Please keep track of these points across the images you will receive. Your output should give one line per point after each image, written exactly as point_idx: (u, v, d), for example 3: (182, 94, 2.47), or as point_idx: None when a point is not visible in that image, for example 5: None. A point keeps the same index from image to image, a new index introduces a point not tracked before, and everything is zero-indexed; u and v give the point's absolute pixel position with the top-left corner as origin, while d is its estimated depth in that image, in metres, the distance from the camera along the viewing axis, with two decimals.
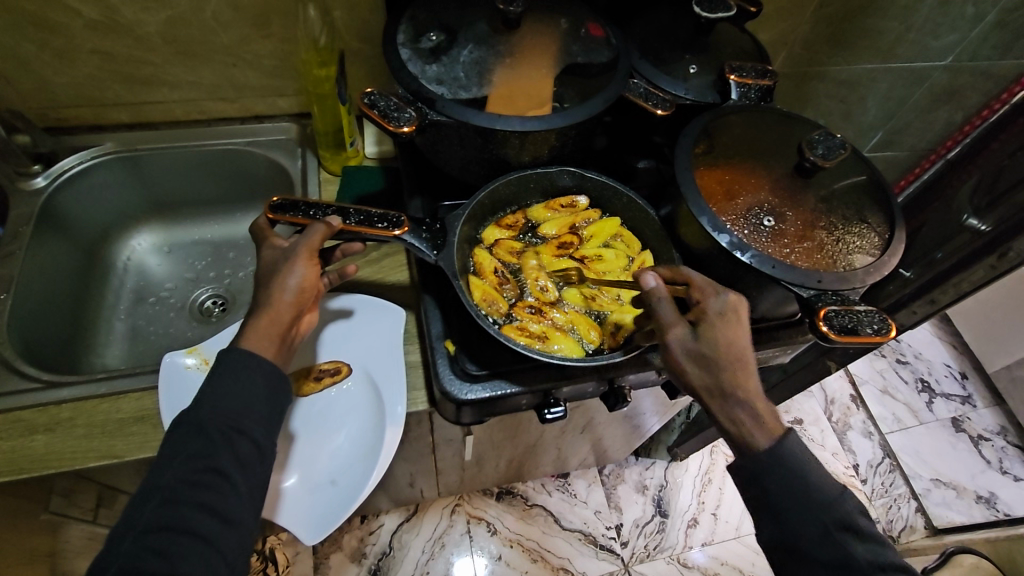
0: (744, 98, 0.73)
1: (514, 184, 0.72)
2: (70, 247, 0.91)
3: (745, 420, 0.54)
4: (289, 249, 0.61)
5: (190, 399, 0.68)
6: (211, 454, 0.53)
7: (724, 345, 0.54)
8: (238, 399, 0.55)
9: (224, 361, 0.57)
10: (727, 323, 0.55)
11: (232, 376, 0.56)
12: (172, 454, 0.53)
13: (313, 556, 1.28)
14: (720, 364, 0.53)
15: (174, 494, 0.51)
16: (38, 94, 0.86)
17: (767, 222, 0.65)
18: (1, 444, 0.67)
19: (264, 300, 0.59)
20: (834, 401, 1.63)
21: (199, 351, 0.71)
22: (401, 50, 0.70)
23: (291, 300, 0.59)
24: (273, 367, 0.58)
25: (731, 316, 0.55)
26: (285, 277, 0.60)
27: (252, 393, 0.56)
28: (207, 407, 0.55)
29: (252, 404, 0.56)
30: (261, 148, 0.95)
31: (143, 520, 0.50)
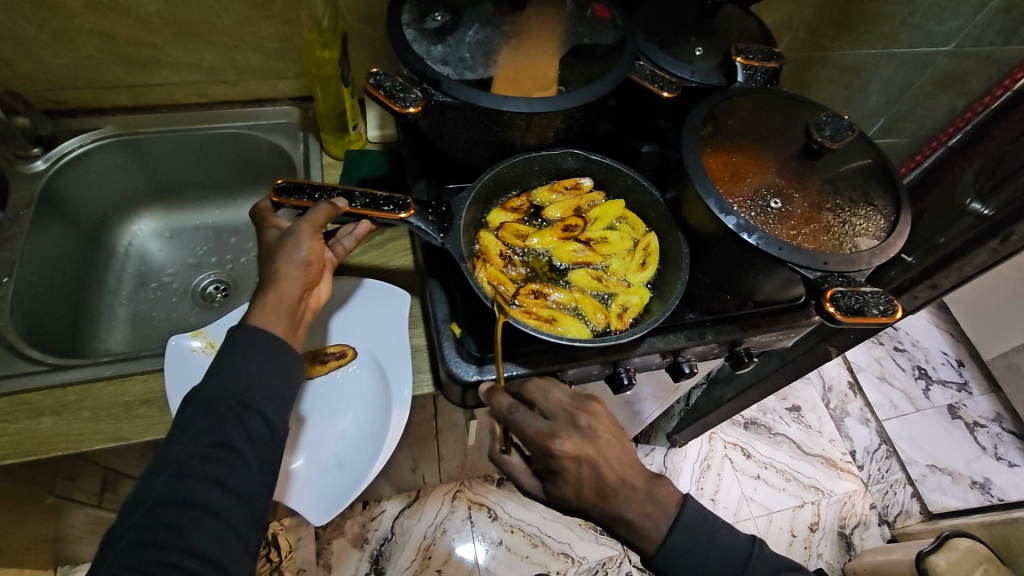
0: (750, 80, 0.73)
1: (519, 166, 0.71)
2: (71, 232, 0.90)
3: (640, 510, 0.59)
4: (292, 226, 0.61)
5: (195, 382, 0.68)
6: (221, 429, 0.53)
7: (562, 491, 0.58)
8: (250, 376, 0.55)
9: (236, 337, 0.57)
10: (560, 477, 0.58)
11: (244, 351, 0.56)
12: (179, 431, 0.53)
13: (315, 541, 1.29)
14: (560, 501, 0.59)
15: (182, 469, 0.51)
16: (36, 75, 0.85)
17: (773, 204, 0.65)
18: (7, 427, 0.66)
19: (271, 279, 0.59)
20: (832, 388, 1.64)
21: (204, 335, 0.71)
22: (405, 31, 0.69)
23: (297, 277, 0.60)
24: (281, 345, 0.58)
25: (562, 469, 0.57)
26: (291, 252, 0.60)
27: (264, 368, 0.56)
28: (218, 380, 0.55)
29: (262, 378, 0.56)
30: (263, 132, 0.94)
31: (152, 492, 0.50)
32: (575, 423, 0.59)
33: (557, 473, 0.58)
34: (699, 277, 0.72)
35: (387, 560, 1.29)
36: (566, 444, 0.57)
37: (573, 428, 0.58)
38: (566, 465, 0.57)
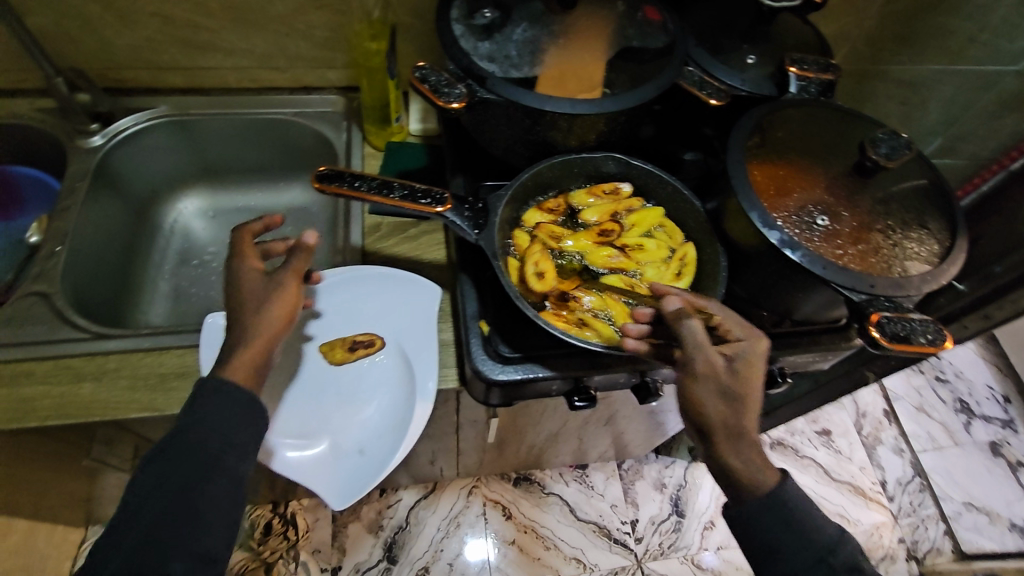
0: (804, 92, 0.71)
1: (558, 168, 0.71)
2: (121, 206, 0.93)
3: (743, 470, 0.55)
4: (273, 275, 0.63)
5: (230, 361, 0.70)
6: (196, 482, 0.55)
7: (730, 416, 0.53)
8: (217, 437, 0.57)
9: (205, 393, 0.58)
10: (729, 398, 0.53)
11: (213, 410, 0.57)
12: (156, 481, 0.55)
13: (331, 523, 1.32)
14: (715, 439, 0.54)
15: (159, 516, 0.53)
16: (99, 54, 0.88)
17: (820, 221, 0.62)
18: (51, 389, 0.69)
19: (250, 327, 0.59)
20: (865, 414, 1.58)
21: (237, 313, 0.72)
22: (454, 26, 0.69)
23: (275, 325, 0.61)
24: (257, 404, 0.59)
25: (734, 386, 0.53)
26: (268, 304, 0.61)
27: (233, 427, 0.58)
28: (187, 439, 0.56)
29: (231, 436, 0.57)
30: (308, 119, 0.96)
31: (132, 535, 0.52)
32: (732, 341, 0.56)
33: (728, 394, 0.53)
34: (737, 291, 0.70)
35: (400, 548, 1.31)
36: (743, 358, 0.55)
37: (732, 347, 0.55)
38: (738, 381, 0.53)
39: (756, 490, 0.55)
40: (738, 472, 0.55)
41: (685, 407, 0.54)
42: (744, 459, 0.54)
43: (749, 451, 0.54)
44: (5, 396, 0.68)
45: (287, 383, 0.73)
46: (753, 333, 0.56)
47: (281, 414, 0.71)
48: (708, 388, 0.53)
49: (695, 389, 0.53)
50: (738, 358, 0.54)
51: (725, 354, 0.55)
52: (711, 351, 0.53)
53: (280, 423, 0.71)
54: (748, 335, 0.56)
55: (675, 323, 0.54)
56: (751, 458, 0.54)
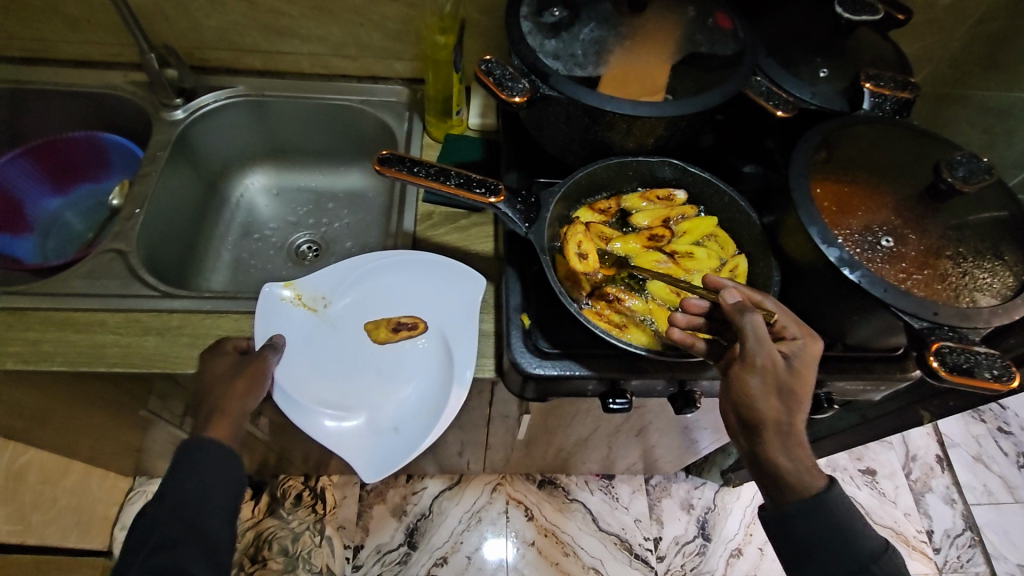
0: (878, 109, 0.68)
1: (613, 169, 0.71)
2: (195, 177, 0.99)
3: (796, 471, 0.52)
4: (242, 357, 0.69)
5: (283, 328, 0.74)
6: (182, 527, 0.61)
7: (783, 412, 0.52)
8: (194, 490, 0.63)
9: (188, 453, 0.65)
10: (783, 393, 0.52)
11: (194, 464, 0.64)
12: (146, 528, 0.61)
13: (358, 502, 1.35)
14: (764, 435, 0.52)
15: (152, 550, 0.60)
16: (189, 33, 0.94)
17: (885, 243, 0.60)
18: (118, 339, 0.74)
19: (217, 399, 0.66)
20: (915, 458, 1.49)
21: (293, 286, 0.77)
22: (522, 22, 0.70)
23: (242, 396, 0.66)
24: (231, 458, 0.66)
25: (791, 383, 0.52)
26: (235, 385, 0.67)
27: (210, 478, 0.64)
28: (173, 492, 0.63)
29: (208, 491, 0.64)
30: (373, 107, 0.99)
31: (136, 561, 0.59)
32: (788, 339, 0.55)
33: (783, 391, 0.52)
34: None
35: (421, 535, 1.33)
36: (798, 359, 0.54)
37: (787, 345, 0.54)
38: (795, 379, 0.52)
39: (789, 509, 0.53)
40: (781, 478, 0.52)
41: (736, 400, 0.53)
42: (796, 460, 0.52)
43: (801, 452, 0.52)
44: (80, 341, 0.73)
45: (330, 356, 0.75)
46: (810, 333, 0.55)
47: (322, 384, 0.73)
48: (763, 382, 0.52)
49: (751, 381, 0.52)
50: (794, 357, 0.54)
51: (782, 352, 0.54)
52: (772, 346, 0.52)
53: (320, 393, 0.72)
54: (804, 336, 0.55)
55: (736, 314, 0.54)
56: (801, 457, 0.52)
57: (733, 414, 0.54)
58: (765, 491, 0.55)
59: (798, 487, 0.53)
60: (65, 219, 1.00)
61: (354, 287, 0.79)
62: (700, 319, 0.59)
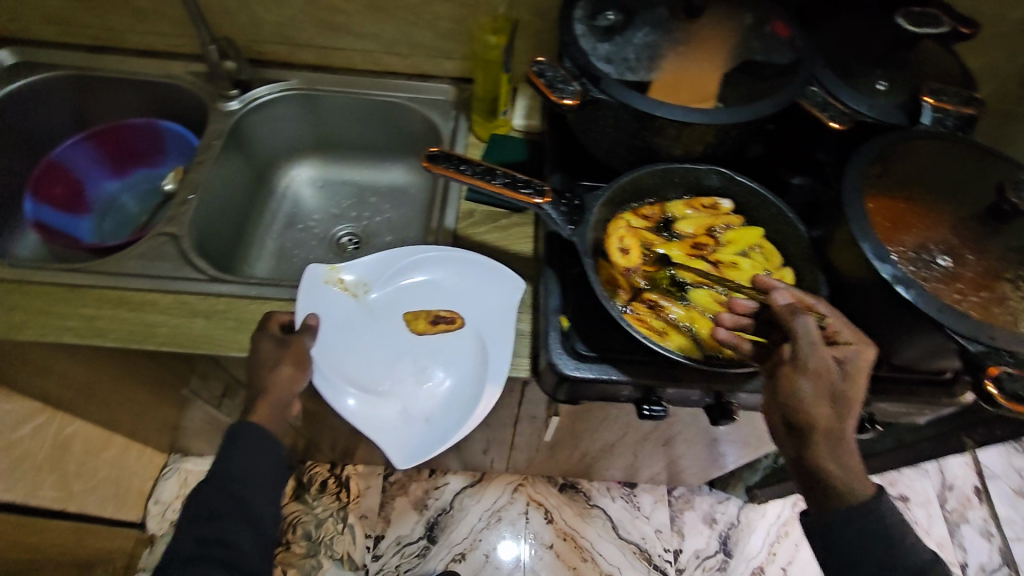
0: (938, 124, 0.67)
1: (659, 175, 0.70)
2: (244, 166, 1.02)
3: (845, 475, 0.52)
4: (282, 341, 0.69)
5: (325, 310, 0.75)
6: (232, 502, 0.66)
7: (834, 419, 0.51)
8: (239, 471, 0.67)
9: (238, 431, 0.68)
10: (835, 399, 0.51)
11: (244, 444, 0.67)
12: (201, 499, 0.66)
13: (380, 493, 1.37)
14: (814, 442, 0.51)
15: (206, 521, 0.65)
16: (248, 27, 0.98)
17: (941, 261, 0.58)
18: (168, 319, 0.77)
19: (263, 381, 0.67)
20: (952, 488, 1.44)
21: (337, 270, 0.79)
22: (576, 25, 0.70)
23: (287, 380, 0.67)
24: (276, 439, 0.69)
25: (844, 388, 0.51)
26: (278, 368, 0.67)
27: (260, 459, 0.68)
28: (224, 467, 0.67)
29: (255, 471, 0.67)
30: (419, 105, 1.01)
31: (191, 531, 0.65)
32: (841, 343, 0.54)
33: (834, 396, 0.51)
34: None
35: (441, 530, 1.34)
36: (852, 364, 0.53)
37: (841, 350, 0.53)
38: (848, 385, 0.51)
39: (834, 516, 0.53)
40: (827, 484, 0.52)
41: (784, 403, 0.52)
42: (844, 466, 0.52)
43: (851, 460, 0.52)
44: (133, 319, 0.77)
45: (368, 343, 0.77)
46: (864, 339, 0.54)
47: (359, 370, 0.75)
48: (815, 386, 0.51)
49: (801, 384, 0.51)
50: (847, 363, 0.53)
51: (835, 357, 0.53)
52: (824, 350, 0.52)
53: (357, 379, 0.74)
54: (859, 340, 0.54)
55: (788, 315, 0.53)
56: (850, 466, 0.52)
57: (780, 418, 0.53)
58: (809, 495, 0.55)
59: (844, 494, 0.53)
60: (121, 202, 1.05)
61: (395, 277, 0.80)
62: (746, 319, 0.58)
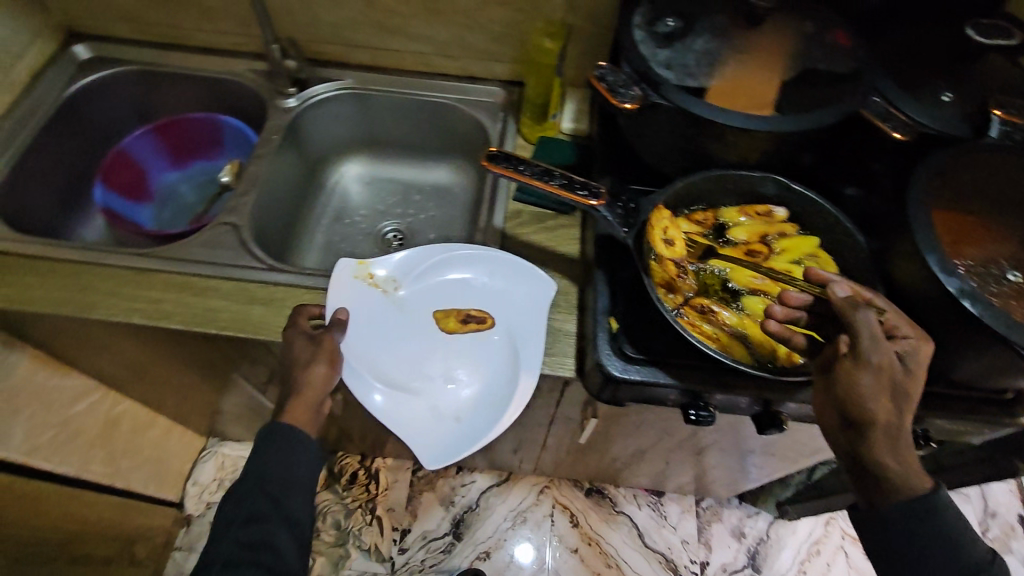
0: (1006, 137, 0.65)
1: (714, 181, 0.70)
2: (298, 162, 1.06)
3: (903, 469, 0.53)
4: (314, 339, 0.71)
5: (356, 305, 0.77)
6: (269, 504, 0.67)
7: (895, 414, 0.51)
8: (276, 472, 0.68)
9: (273, 432, 0.69)
10: (896, 394, 0.52)
11: (282, 442, 0.68)
12: (236, 502, 0.67)
13: (408, 487, 1.39)
14: (873, 437, 0.52)
15: (243, 523, 0.66)
16: (308, 27, 1.01)
17: (1011, 276, 0.58)
18: (226, 306, 0.80)
19: (313, 368, 0.68)
20: (994, 515, 1.39)
21: (367, 266, 0.80)
22: (635, 31, 0.71)
23: (322, 378, 0.69)
24: (310, 440, 0.70)
25: (904, 384, 0.52)
26: (313, 366, 0.69)
27: (299, 456, 0.69)
28: (262, 467, 0.68)
29: (292, 468, 0.69)
30: (469, 106, 1.03)
31: (227, 536, 0.65)
32: (899, 338, 0.55)
33: (895, 391, 0.52)
34: None
35: (467, 528, 1.35)
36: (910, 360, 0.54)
37: (899, 345, 0.54)
38: (909, 379, 0.52)
39: (890, 511, 0.54)
40: (884, 479, 0.53)
41: (845, 398, 0.52)
42: (901, 461, 0.52)
43: (908, 454, 0.52)
44: (192, 304, 0.80)
45: (398, 339, 0.78)
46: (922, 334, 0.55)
47: (390, 366, 0.76)
48: (878, 383, 0.52)
49: (864, 379, 0.51)
50: (907, 358, 0.53)
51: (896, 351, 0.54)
52: (887, 346, 0.52)
53: (387, 374, 0.75)
54: (915, 336, 0.55)
55: (850, 310, 0.53)
56: (907, 460, 0.53)
57: (837, 413, 0.53)
58: (861, 489, 0.55)
59: (902, 489, 0.53)
60: (181, 191, 1.09)
61: (424, 277, 0.81)
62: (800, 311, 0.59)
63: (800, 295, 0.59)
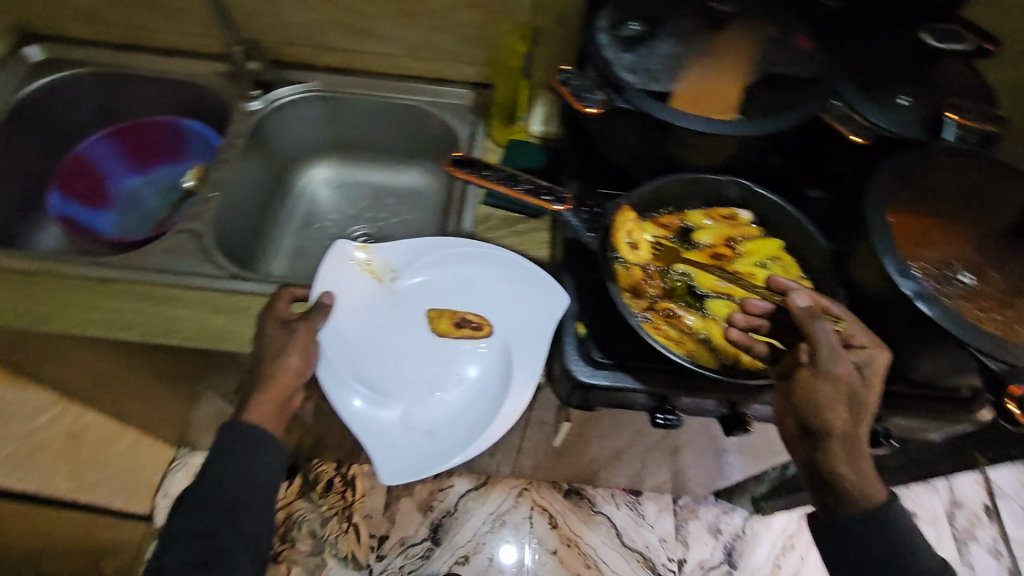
0: (962, 141, 0.67)
1: (679, 185, 0.71)
2: (264, 167, 1.03)
3: (859, 476, 0.54)
4: (290, 327, 0.67)
5: (346, 291, 0.74)
6: (221, 517, 0.62)
7: (850, 423, 0.53)
8: (238, 486, 0.63)
9: (229, 438, 0.65)
10: (852, 404, 0.53)
11: (243, 449, 0.64)
12: (185, 517, 0.63)
13: (385, 493, 1.38)
14: (829, 445, 0.54)
15: (194, 540, 0.61)
16: (273, 29, 0.99)
17: (964, 278, 0.60)
18: (189, 316, 0.78)
19: (273, 369, 0.64)
20: (960, 505, 1.43)
21: (366, 250, 0.76)
22: (600, 35, 0.71)
23: (294, 370, 0.65)
24: (271, 445, 0.65)
25: (861, 394, 0.53)
26: (286, 357, 0.65)
27: (261, 464, 0.65)
28: (217, 477, 0.63)
29: (252, 477, 0.64)
30: (439, 109, 1.02)
31: (177, 554, 0.61)
32: (857, 348, 0.56)
33: (851, 401, 0.53)
34: None
35: (445, 532, 1.34)
36: (867, 369, 0.55)
37: (857, 355, 0.55)
38: (865, 390, 0.53)
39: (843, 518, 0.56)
40: (839, 486, 0.55)
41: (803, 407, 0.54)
42: (856, 469, 0.54)
43: (863, 464, 0.54)
44: (152, 314, 0.77)
45: (386, 335, 0.75)
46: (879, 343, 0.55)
47: (371, 365, 0.73)
48: (836, 394, 0.53)
49: (822, 388, 0.53)
50: (865, 368, 0.55)
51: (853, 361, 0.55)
52: (845, 357, 0.53)
53: (366, 373, 0.72)
54: (873, 344, 0.56)
55: (807, 321, 0.54)
56: (862, 468, 0.54)
57: (795, 422, 0.55)
58: (818, 494, 0.57)
59: (856, 497, 0.55)
60: (143, 197, 1.06)
61: (426, 267, 0.77)
62: (762, 320, 0.60)
63: (762, 303, 0.60)
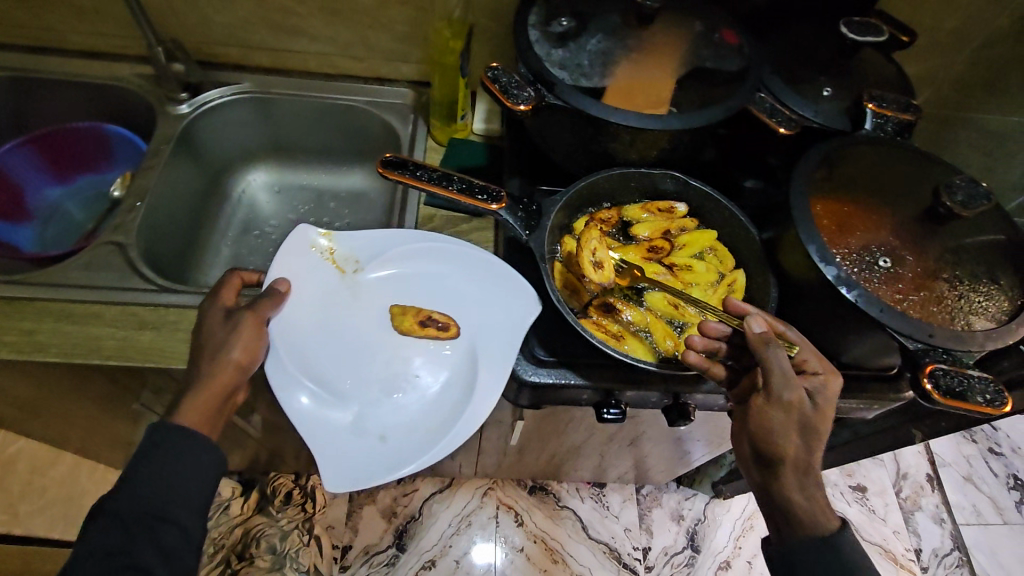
0: (879, 129, 0.68)
1: (615, 180, 0.71)
2: (197, 173, 1.00)
3: (812, 505, 0.54)
4: (231, 318, 0.64)
5: (306, 278, 0.72)
6: (137, 532, 0.56)
7: (802, 449, 0.54)
8: (156, 498, 0.57)
9: (154, 441, 0.59)
10: (804, 430, 0.54)
11: (164, 456, 0.58)
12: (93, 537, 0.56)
13: (347, 503, 1.35)
14: (782, 472, 0.54)
15: (104, 560, 0.55)
16: (197, 29, 0.95)
17: (882, 263, 0.61)
18: (115, 333, 0.74)
19: (201, 375, 0.61)
20: (906, 476, 1.49)
21: (330, 239, 0.75)
22: (530, 30, 0.71)
23: (236, 362, 0.61)
24: (196, 446, 0.59)
25: (814, 421, 0.54)
26: (228, 350, 0.61)
27: (182, 471, 0.59)
28: (132, 491, 0.57)
29: (175, 485, 0.58)
30: (378, 109, 1.00)
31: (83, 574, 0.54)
32: (810, 374, 0.57)
33: (804, 428, 0.54)
34: None
35: (410, 538, 1.32)
36: (819, 395, 0.56)
37: (809, 381, 0.56)
38: (818, 417, 0.54)
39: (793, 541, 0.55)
40: (791, 513, 0.55)
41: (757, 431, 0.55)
42: (809, 497, 0.54)
43: (816, 491, 0.54)
44: (74, 333, 0.73)
45: (343, 329, 0.72)
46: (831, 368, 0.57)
47: (325, 362, 0.69)
48: (787, 419, 0.54)
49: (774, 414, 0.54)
50: (816, 394, 0.55)
51: (806, 388, 0.56)
52: (797, 383, 0.54)
53: (314, 369, 0.68)
54: (825, 370, 0.57)
55: (760, 347, 0.55)
56: (816, 497, 0.54)
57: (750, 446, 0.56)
58: (773, 523, 0.57)
59: (809, 525, 0.54)
60: (65, 209, 1.00)
61: (389, 262, 0.76)
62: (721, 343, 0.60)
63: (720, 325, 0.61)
